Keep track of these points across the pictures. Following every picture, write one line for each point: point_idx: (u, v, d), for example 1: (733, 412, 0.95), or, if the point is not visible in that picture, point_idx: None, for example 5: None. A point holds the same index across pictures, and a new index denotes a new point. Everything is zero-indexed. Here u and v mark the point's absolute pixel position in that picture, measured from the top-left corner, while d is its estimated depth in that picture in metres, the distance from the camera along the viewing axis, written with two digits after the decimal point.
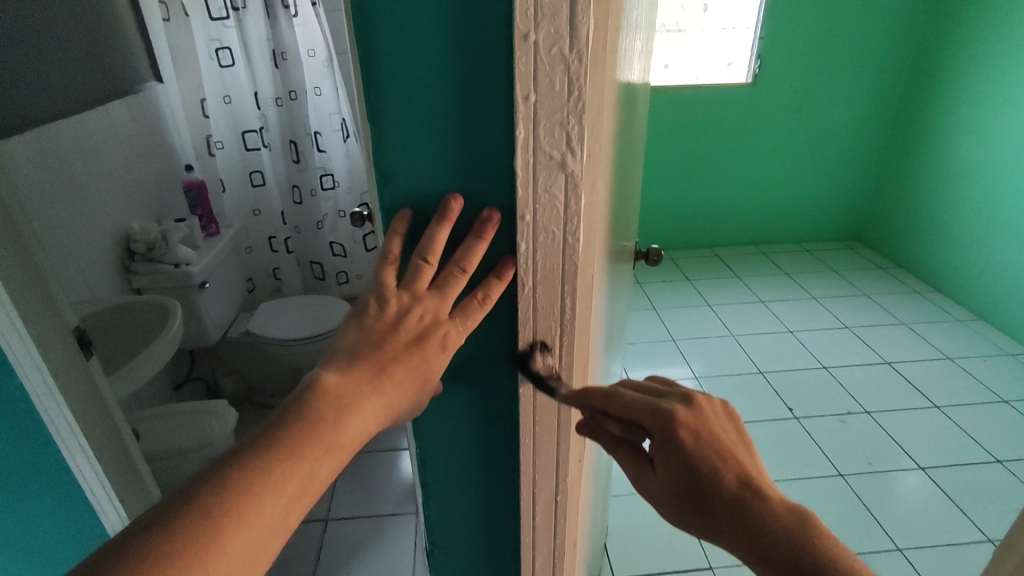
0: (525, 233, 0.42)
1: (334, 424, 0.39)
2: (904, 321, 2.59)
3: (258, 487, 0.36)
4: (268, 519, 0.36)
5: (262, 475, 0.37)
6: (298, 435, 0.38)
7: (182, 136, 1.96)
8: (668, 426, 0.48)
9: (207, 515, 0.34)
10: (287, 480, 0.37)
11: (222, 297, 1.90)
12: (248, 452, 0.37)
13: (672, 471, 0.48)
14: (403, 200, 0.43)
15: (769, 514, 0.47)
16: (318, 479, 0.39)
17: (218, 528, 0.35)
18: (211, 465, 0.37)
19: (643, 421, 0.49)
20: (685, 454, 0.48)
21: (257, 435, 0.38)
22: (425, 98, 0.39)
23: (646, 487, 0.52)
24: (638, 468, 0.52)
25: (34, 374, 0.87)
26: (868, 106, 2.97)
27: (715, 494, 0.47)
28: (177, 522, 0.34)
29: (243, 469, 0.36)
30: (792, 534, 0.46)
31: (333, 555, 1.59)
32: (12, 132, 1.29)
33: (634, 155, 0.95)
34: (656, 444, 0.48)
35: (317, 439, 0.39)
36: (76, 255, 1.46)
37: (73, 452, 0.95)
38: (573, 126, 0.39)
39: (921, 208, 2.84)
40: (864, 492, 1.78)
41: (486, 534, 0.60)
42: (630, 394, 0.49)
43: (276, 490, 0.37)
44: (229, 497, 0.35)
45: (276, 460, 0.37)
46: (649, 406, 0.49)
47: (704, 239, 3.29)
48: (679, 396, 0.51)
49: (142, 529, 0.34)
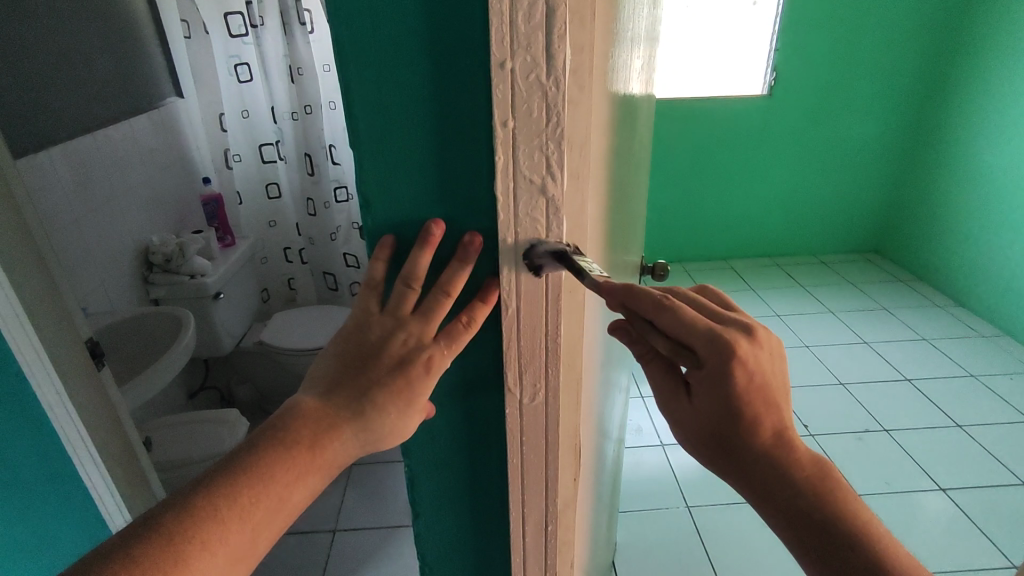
0: (507, 255, 0.42)
1: (307, 451, 0.42)
2: (924, 337, 2.54)
3: (228, 512, 0.39)
4: (235, 543, 0.39)
5: (233, 501, 0.39)
6: (272, 461, 0.41)
7: (202, 149, 2.01)
8: (727, 363, 0.46)
9: (171, 542, 0.37)
10: (256, 507, 0.40)
11: (237, 308, 1.94)
12: (221, 477, 0.40)
13: (711, 406, 0.48)
14: (387, 225, 0.44)
15: (794, 462, 0.49)
16: (288, 505, 0.41)
17: (181, 555, 0.37)
18: (182, 491, 0.39)
19: (699, 348, 0.47)
20: (736, 395, 0.47)
21: (233, 461, 0.41)
22: (405, 125, 0.40)
23: (675, 404, 0.51)
24: (671, 386, 0.51)
25: (46, 386, 0.89)
26: (888, 117, 2.93)
27: (749, 436, 0.48)
28: (141, 548, 0.36)
29: (215, 494, 0.39)
30: (811, 483, 0.50)
31: (341, 566, 1.60)
32: (36, 147, 1.34)
33: (636, 170, 0.95)
34: (707, 372, 0.47)
35: (289, 466, 0.41)
36: (97, 267, 1.50)
37: (84, 461, 0.97)
38: (553, 151, 0.39)
39: (943, 221, 2.79)
40: (881, 512, 1.74)
41: (476, 554, 0.60)
42: (689, 317, 0.47)
43: (246, 516, 0.39)
44: (195, 526, 0.38)
45: (244, 488, 0.40)
46: (710, 334, 0.46)
47: (719, 251, 3.27)
48: (740, 327, 0.48)
49: (108, 553, 0.36)
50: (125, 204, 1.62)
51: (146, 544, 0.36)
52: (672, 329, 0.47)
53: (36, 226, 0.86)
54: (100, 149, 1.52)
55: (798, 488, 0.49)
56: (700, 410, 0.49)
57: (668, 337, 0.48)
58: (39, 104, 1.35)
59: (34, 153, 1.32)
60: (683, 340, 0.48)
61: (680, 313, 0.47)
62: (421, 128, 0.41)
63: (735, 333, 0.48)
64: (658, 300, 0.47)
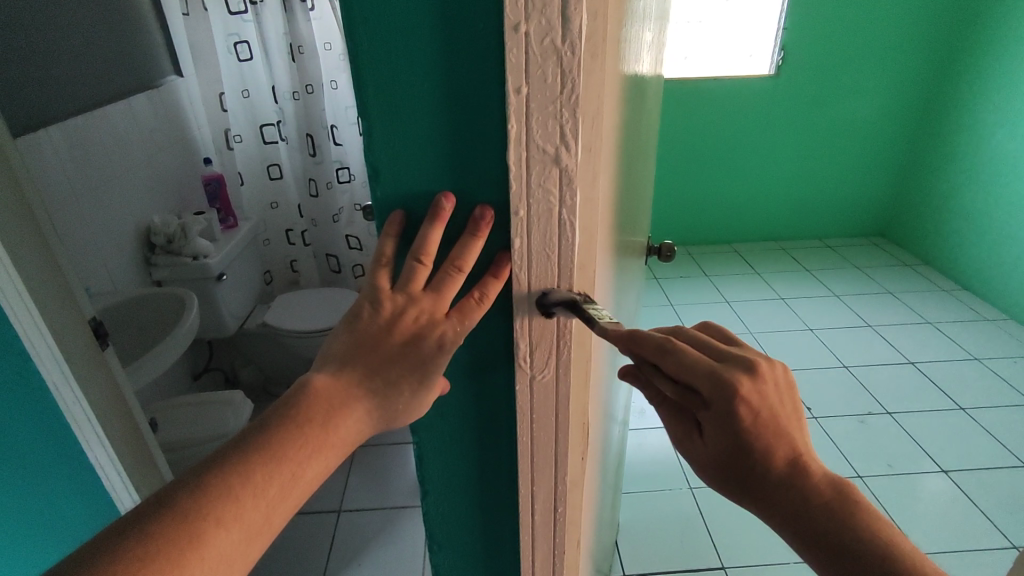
0: (519, 229, 0.41)
1: (320, 429, 0.41)
2: (929, 320, 2.53)
3: (241, 490, 0.38)
4: (250, 521, 0.38)
5: (246, 479, 0.39)
6: (284, 439, 0.40)
7: (202, 130, 1.99)
8: (733, 400, 0.46)
9: (185, 520, 0.36)
10: (268, 485, 0.39)
11: (239, 289, 1.93)
12: (233, 454, 0.39)
13: (724, 443, 0.48)
14: (396, 196, 0.43)
15: (812, 488, 0.49)
16: (301, 483, 0.41)
17: (195, 532, 0.36)
18: (195, 470, 0.39)
19: (704, 392, 0.47)
20: (745, 433, 0.47)
21: (245, 439, 0.40)
22: (414, 93, 0.39)
23: (690, 445, 0.51)
24: (684, 430, 0.51)
25: (52, 365, 0.90)
26: (898, 97, 2.88)
27: (762, 467, 0.48)
28: (154, 526, 0.36)
29: (228, 472, 0.38)
30: (829, 508, 0.49)
31: (346, 545, 1.61)
32: (34, 125, 1.32)
33: (644, 150, 0.94)
34: (715, 413, 0.47)
35: (302, 444, 0.41)
36: (100, 248, 1.49)
37: (91, 441, 0.98)
38: (567, 119, 0.38)
39: (950, 203, 2.76)
40: (883, 494, 1.75)
41: (485, 532, 0.60)
42: (691, 356, 0.47)
43: (260, 493, 0.39)
44: (207, 503, 0.37)
45: (257, 465, 0.39)
46: (712, 374, 0.46)
47: (723, 234, 3.25)
48: (744, 363, 0.48)
49: (121, 530, 0.36)
50: (126, 185, 1.60)
51: (162, 522, 0.36)
52: (679, 372, 0.47)
53: (36, 204, 0.85)
54: (100, 128, 1.51)
55: (818, 509, 0.49)
56: (711, 449, 0.49)
57: (674, 380, 0.48)
58: (37, 81, 1.33)
59: (34, 131, 1.31)
60: (686, 382, 0.47)
61: (686, 355, 0.47)
62: (431, 96, 0.39)
63: (739, 371, 0.47)
64: (663, 344, 0.47)
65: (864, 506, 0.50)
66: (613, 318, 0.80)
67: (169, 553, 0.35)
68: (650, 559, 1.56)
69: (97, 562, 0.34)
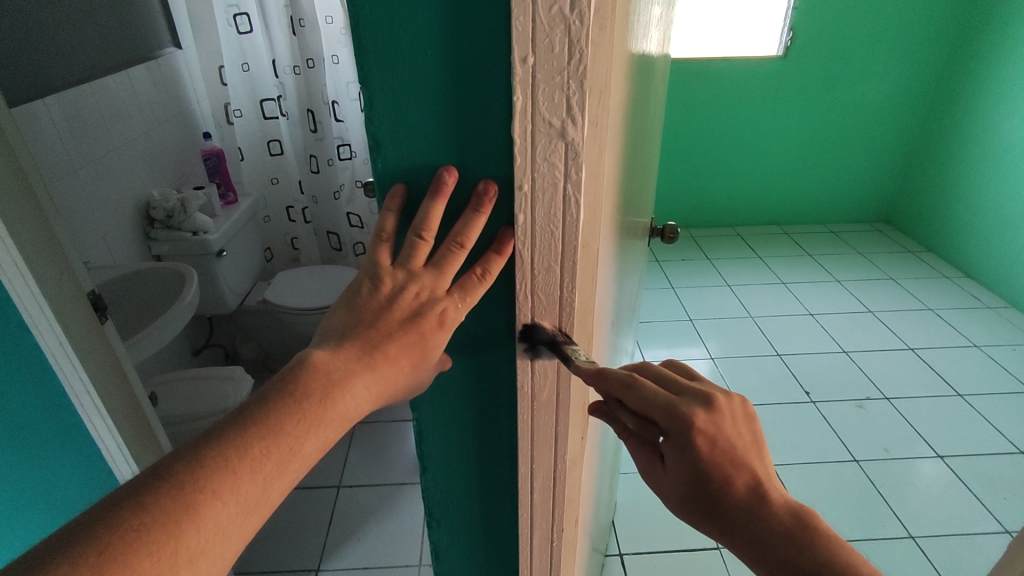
0: (523, 204, 0.41)
1: (319, 404, 0.41)
2: (929, 307, 2.52)
3: (238, 464, 0.38)
4: (247, 495, 0.38)
5: (243, 454, 0.38)
6: (281, 414, 0.40)
7: (202, 103, 1.96)
8: (688, 432, 0.47)
9: (181, 491, 0.36)
10: (266, 458, 0.39)
11: (240, 265, 1.92)
12: (231, 428, 0.39)
13: (685, 476, 0.48)
14: (398, 168, 0.43)
15: (775, 517, 0.48)
16: (299, 458, 0.41)
17: (192, 505, 0.36)
18: (193, 442, 0.39)
19: (661, 422, 0.48)
20: (701, 464, 0.47)
21: (243, 413, 0.40)
22: (418, 63, 0.38)
23: (654, 479, 0.51)
24: (648, 463, 0.51)
25: (51, 337, 0.89)
26: (907, 81, 2.83)
27: (721, 498, 0.48)
28: (151, 496, 0.36)
29: (225, 446, 0.38)
30: (792, 536, 0.48)
31: (345, 520, 1.63)
32: (31, 95, 1.30)
33: (649, 131, 0.92)
34: (670, 443, 0.48)
35: (299, 419, 0.40)
36: (99, 221, 1.49)
37: (90, 414, 0.98)
38: (574, 92, 0.37)
39: (956, 189, 2.73)
40: (878, 478, 1.76)
41: (484, 509, 0.60)
42: (651, 388, 0.48)
43: (258, 467, 0.39)
44: (205, 475, 0.37)
45: (254, 439, 0.39)
46: (668, 407, 0.47)
47: (726, 217, 3.23)
48: (700, 397, 0.48)
49: (117, 501, 0.36)
50: (126, 158, 1.59)
51: (159, 495, 0.36)
52: (639, 406, 0.48)
53: (33, 174, 0.84)
54: (98, 100, 1.49)
55: (780, 540, 0.48)
56: (673, 480, 0.49)
57: (635, 414, 0.49)
58: (34, 50, 1.32)
59: (31, 102, 1.29)
60: (648, 415, 0.48)
61: (645, 389, 0.48)
62: (434, 65, 0.38)
63: (695, 405, 0.48)
64: (623, 379, 0.47)
65: (827, 535, 0.49)
66: (615, 298, 0.79)
67: (166, 525, 0.35)
68: (646, 539, 1.58)
69: (92, 533, 0.34)
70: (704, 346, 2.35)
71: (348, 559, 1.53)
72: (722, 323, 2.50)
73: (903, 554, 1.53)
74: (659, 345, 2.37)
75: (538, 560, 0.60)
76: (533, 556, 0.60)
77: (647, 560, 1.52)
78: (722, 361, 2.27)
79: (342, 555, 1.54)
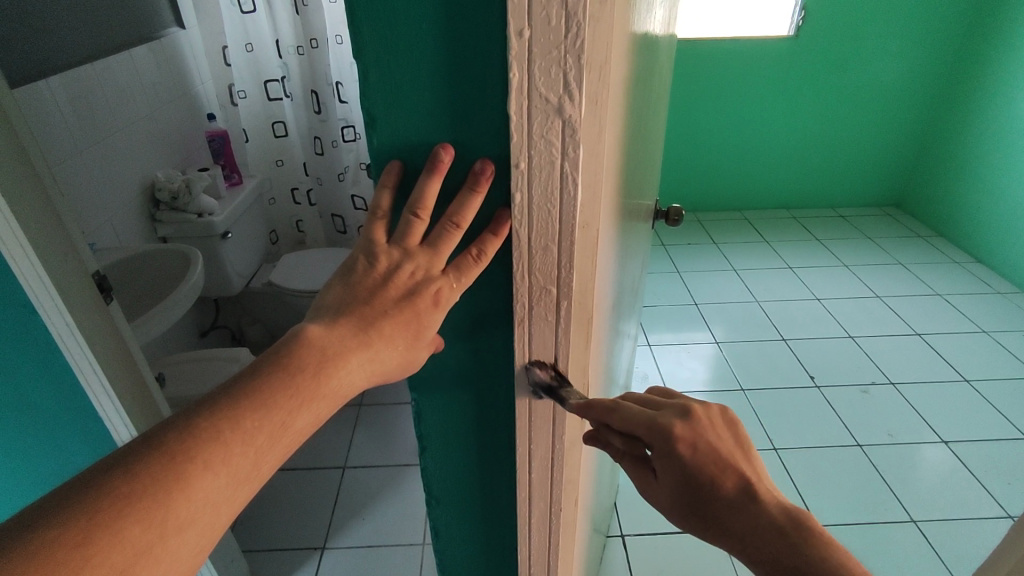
0: (519, 181, 0.40)
1: (309, 379, 0.41)
2: (937, 292, 2.50)
3: (229, 434, 0.39)
4: (237, 466, 0.39)
5: (233, 425, 0.39)
6: (274, 386, 0.40)
7: (205, 84, 1.96)
8: (669, 440, 0.48)
9: (173, 460, 0.36)
10: (258, 430, 0.39)
11: (245, 247, 1.93)
12: (224, 399, 0.40)
13: (678, 486, 0.49)
14: (393, 145, 0.42)
15: (766, 516, 0.48)
16: (291, 432, 0.41)
17: (181, 474, 0.37)
18: (185, 412, 0.39)
19: (644, 437, 0.49)
20: (688, 471, 0.48)
21: (236, 385, 0.40)
22: (412, 37, 0.38)
23: (650, 493, 0.52)
24: (642, 476, 0.52)
25: (56, 317, 0.89)
26: (922, 61, 2.78)
27: (711, 503, 0.48)
28: (140, 465, 0.36)
29: (215, 417, 0.39)
30: (786, 534, 0.47)
31: (350, 499, 1.65)
32: (35, 75, 1.31)
33: (653, 114, 0.91)
34: (656, 455, 0.49)
35: (292, 392, 0.41)
36: (103, 202, 1.49)
37: (97, 393, 0.99)
38: (571, 67, 0.36)
39: (968, 173, 2.69)
40: (882, 462, 1.76)
41: (482, 488, 0.60)
42: (632, 407, 0.50)
43: (247, 441, 0.39)
44: (196, 447, 0.37)
45: (245, 412, 0.39)
46: (647, 420, 0.49)
47: (734, 200, 3.20)
48: (679, 408, 0.50)
49: (108, 467, 0.36)
50: (130, 139, 1.59)
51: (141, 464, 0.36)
52: (623, 423, 0.49)
53: (35, 153, 0.85)
54: (102, 81, 1.49)
55: (773, 539, 0.47)
56: (665, 488, 0.49)
57: (622, 433, 0.51)
58: (37, 30, 1.31)
59: (34, 81, 1.29)
60: (631, 431, 0.50)
61: (627, 408, 0.49)
62: (429, 38, 0.38)
63: (675, 414, 0.49)
64: (608, 404, 0.48)
65: (824, 533, 0.48)
66: (616, 283, 0.79)
67: (148, 493, 0.35)
68: (647, 521, 1.59)
69: (80, 496, 0.34)
70: (709, 331, 2.35)
71: (353, 538, 1.55)
72: (727, 307, 2.49)
73: (904, 538, 1.54)
74: (663, 329, 2.37)
75: (537, 538, 0.61)
76: (531, 535, 0.61)
77: (649, 541, 1.53)
78: (726, 345, 2.27)
79: (347, 533, 1.56)
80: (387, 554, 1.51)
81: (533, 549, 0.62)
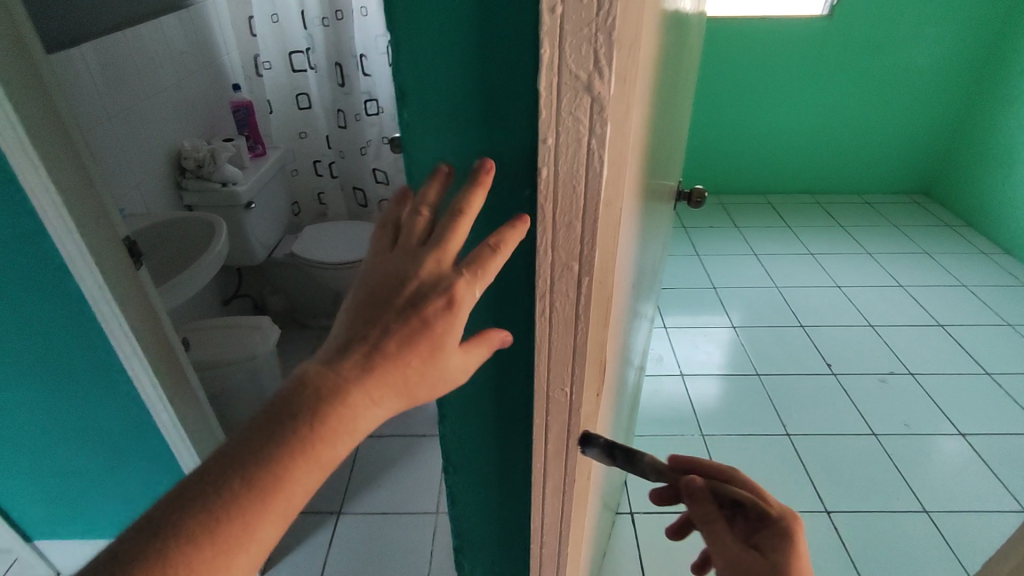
0: (546, 157, 0.40)
1: (330, 428, 0.38)
2: (964, 284, 2.45)
3: (253, 493, 0.36)
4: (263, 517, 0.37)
5: (250, 485, 0.36)
6: (291, 433, 0.37)
7: (232, 55, 1.97)
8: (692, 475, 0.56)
9: (201, 519, 0.35)
10: (280, 479, 0.37)
11: (268, 217, 1.95)
12: (241, 450, 0.37)
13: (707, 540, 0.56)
14: (421, 118, 0.43)
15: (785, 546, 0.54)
16: (319, 473, 0.38)
17: (214, 531, 0.36)
18: (208, 466, 0.37)
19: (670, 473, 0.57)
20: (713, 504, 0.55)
21: (253, 437, 0.37)
22: (443, 9, 0.38)
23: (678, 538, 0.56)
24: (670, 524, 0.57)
25: (91, 280, 0.93)
26: (960, 44, 2.68)
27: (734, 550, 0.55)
28: (170, 526, 0.35)
29: (234, 474, 0.37)
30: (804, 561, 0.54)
31: (367, 467, 1.70)
32: (67, 42, 1.32)
33: (681, 94, 0.90)
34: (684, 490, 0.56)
35: (313, 436, 0.38)
36: (133, 170, 1.52)
37: (128, 354, 1.02)
38: (602, 44, 0.36)
39: (1003, 162, 2.61)
40: (896, 452, 1.76)
41: (498, 456, 0.62)
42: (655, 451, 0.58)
43: (269, 503, 0.37)
44: (221, 503, 0.36)
45: (264, 464, 0.37)
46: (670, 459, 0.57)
47: (758, 184, 3.15)
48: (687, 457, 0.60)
49: (142, 531, 0.35)
50: (159, 108, 1.61)
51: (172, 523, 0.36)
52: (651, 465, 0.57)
53: (70, 121, 0.87)
54: (132, 49, 1.50)
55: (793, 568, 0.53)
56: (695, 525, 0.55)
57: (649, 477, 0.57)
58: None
59: (67, 49, 1.31)
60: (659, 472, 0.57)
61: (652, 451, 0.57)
62: (459, 11, 0.38)
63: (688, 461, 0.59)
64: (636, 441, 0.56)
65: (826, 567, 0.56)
66: (637, 263, 0.79)
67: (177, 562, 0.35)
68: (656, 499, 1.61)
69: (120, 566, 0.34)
70: (726, 315, 2.34)
71: (369, 504, 1.60)
72: (746, 292, 2.47)
73: (915, 528, 1.54)
74: (680, 312, 2.37)
75: (551, 508, 0.62)
76: (545, 505, 0.62)
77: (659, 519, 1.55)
78: (743, 330, 2.26)
79: (364, 500, 1.61)
80: (401, 521, 1.55)
81: (546, 518, 0.63)
